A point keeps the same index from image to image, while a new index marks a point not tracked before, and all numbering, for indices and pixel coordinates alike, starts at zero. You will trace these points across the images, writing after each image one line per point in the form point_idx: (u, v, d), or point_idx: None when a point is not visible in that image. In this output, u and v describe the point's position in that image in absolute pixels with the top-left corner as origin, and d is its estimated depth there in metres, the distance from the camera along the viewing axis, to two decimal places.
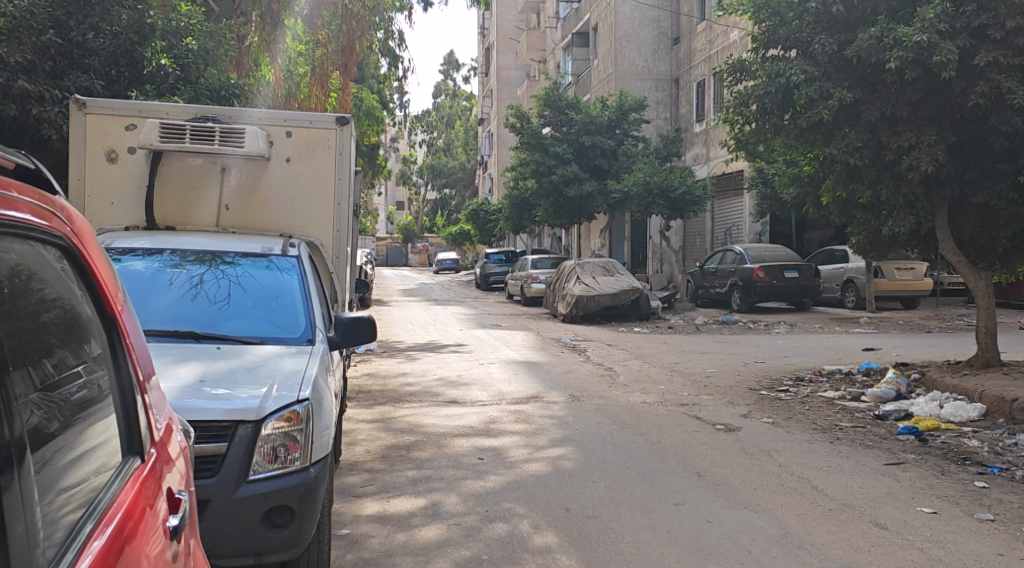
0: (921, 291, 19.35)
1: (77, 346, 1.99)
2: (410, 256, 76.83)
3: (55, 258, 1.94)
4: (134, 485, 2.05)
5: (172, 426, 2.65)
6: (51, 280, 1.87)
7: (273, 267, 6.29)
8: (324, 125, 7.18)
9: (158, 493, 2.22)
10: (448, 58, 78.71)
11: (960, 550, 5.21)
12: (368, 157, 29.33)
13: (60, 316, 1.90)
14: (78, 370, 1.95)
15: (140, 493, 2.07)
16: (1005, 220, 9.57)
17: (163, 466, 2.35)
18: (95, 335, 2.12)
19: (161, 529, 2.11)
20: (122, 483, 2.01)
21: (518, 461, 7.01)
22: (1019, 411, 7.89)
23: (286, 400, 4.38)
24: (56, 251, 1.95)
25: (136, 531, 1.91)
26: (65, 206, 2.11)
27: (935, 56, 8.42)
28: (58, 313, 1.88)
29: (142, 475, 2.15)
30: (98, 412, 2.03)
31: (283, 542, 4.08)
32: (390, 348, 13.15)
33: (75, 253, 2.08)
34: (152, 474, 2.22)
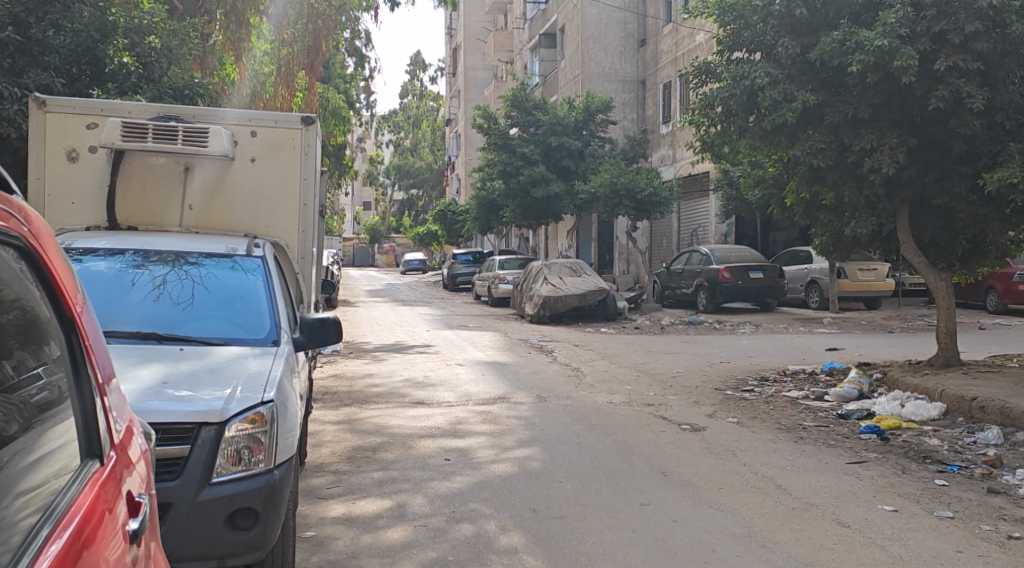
0: (883, 292, 19.63)
1: (36, 347, 1.96)
2: (378, 257, 76.58)
3: (12, 259, 1.89)
4: (93, 488, 2.00)
5: (132, 428, 2.62)
6: (9, 281, 1.84)
7: (237, 268, 6.25)
8: (289, 125, 7.11)
9: (118, 496, 2.17)
10: (414, 58, 78.47)
11: (920, 547, 5.28)
12: (334, 157, 29.20)
13: (18, 317, 1.87)
14: (37, 372, 1.92)
15: (100, 496, 2.01)
16: (965, 222, 9.76)
17: (123, 469, 2.31)
18: (55, 336, 2.09)
19: (121, 534, 2.07)
20: (80, 486, 1.96)
21: (485, 462, 7.02)
22: (978, 410, 8.03)
23: (250, 402, 4.35)
24: (14, 252, 1.91)
25: (95, 536, 1.85)
26: (23, 207, 2.06)
27: (896, 61, 8.49)
28: (16, 314, 1.85)
29: (102, 479, 2.10)
30: (56, 415, 1.98)
31: (247, 545, 4.04)
32: (355, 348, 13.10)
33: (34, 254, 2.04)
34: (112, 477, 2.18)
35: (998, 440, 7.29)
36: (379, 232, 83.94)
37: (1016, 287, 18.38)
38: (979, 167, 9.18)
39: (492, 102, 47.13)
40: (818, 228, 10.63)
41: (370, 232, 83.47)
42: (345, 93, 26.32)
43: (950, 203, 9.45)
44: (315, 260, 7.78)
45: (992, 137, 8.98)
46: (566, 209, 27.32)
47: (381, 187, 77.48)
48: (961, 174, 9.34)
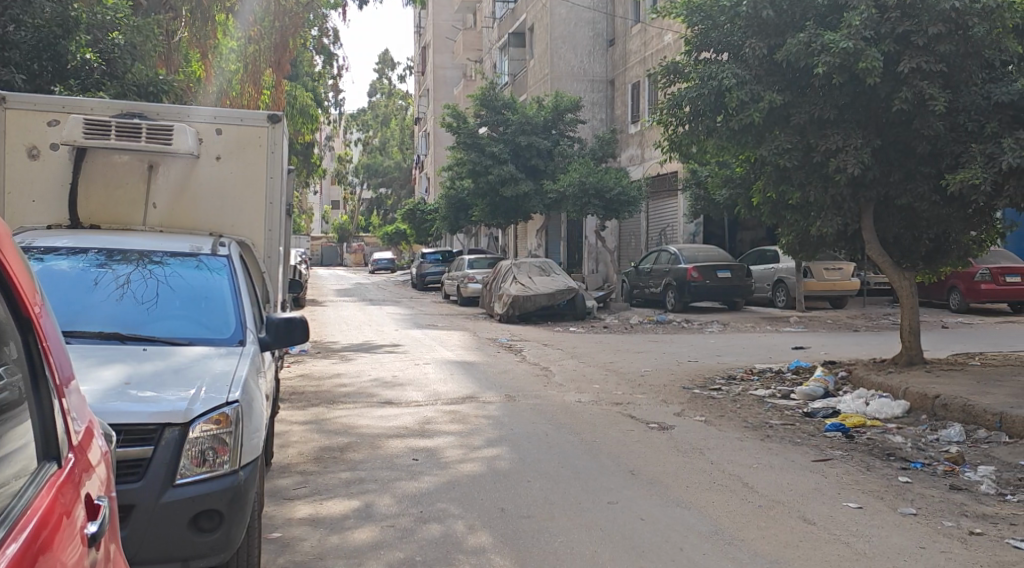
0: (849, 291, 19.88)
1: None
2: (347, 256, 76.30)
3: None
4: (50, 491, 1.96)
5: (92, 430, 2.58)
6: None
7: (202, 267, 6.18)
8: (255, 122, 7.05)
9: (76, 499, 2.13)
10: (383, 57, 78.26)
11: (884, 543, 5.34)
12: (302, 156, 29.06)
13: None
14: None
15: (57, 500, 1.98)
16: (929, 222, 9.88)
17: (82, 471, 2.27)
18: (14, 337, 2.03)
19: (80, 538, 2.04)
20: (37, 489, 1.91)
21: (453, 461, 6.99)
22: (941, 408, 8.14)
23: (214, 402, 4.29)
24: None
25: (51, 541, 1.82)
26: None
27: (861, 63, 8.56)
28: None
29: (60, 482, 2.06)
30: (17, 415, 1.94)
31: (211, 547, 4.00)
32: (323, 348, 13.00)
33: None
34: (70, 480, 2.14)
35: (960, 438, 7.40)
36: (348, 231, 83.57)
37: (978, 285, 18.63)
38: (942, 168, 9.26)
39: (460, 102, 47.06)
40: (785, 228, 10.70)
41: (338, 231, 83.10)
42: (314, 91, 26.18)
43: (914, 203, 9.54)
44: (282, 259, 7.71)
45: (955, 138, 9.07)
46: (534, 209, 27.32)
47: (350, 187, 76.99)
48: (924, 175, 9.43)
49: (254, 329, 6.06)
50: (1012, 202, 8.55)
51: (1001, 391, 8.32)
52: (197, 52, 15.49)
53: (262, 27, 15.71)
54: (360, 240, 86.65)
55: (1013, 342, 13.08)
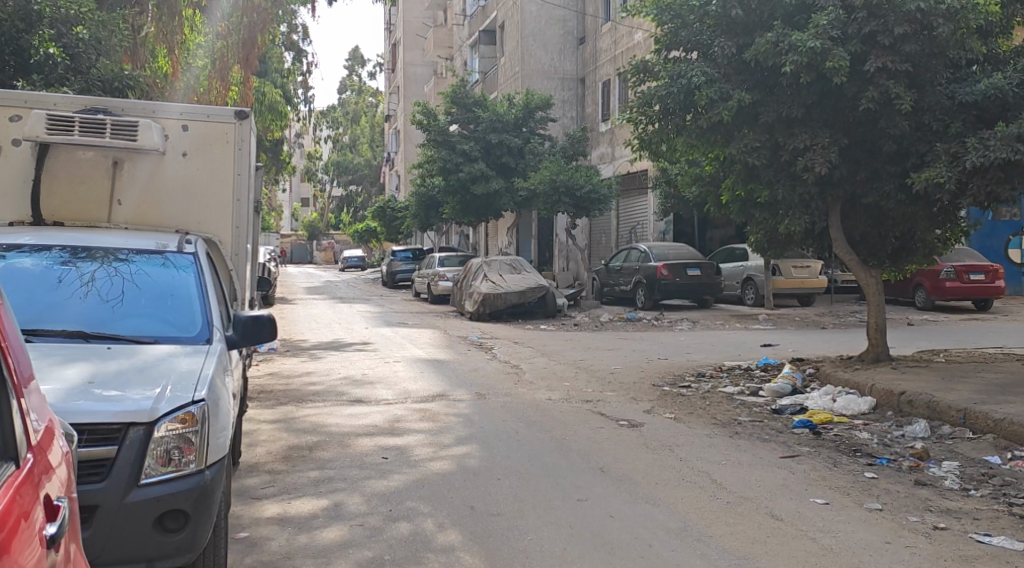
0: (816, 288, 20.15)
1: None
2: (317, 254, 75.99)
3: None
4: (8, 492, 1.90)
5: (52, 430, 2.52)
6: None
7: (169, 265, 6.12)
8: (222, 119, 7.04)
9: (35, 501, 2.07)
10: (353, 54, 78.10)
11: (850, 538, 5.38)
12: (271, 153, 28.90)
13: None
14: None
15: (15, 501, 1.91)
16: (896, 220, 10.01)
17: (41, 472, 2.21)
18: None
19: (38, 539, 1.98)
20: None
21: (423, 460, 6.97)
22: (907, 404, 8.24)
23: (180, 401, 4.22)
24: None
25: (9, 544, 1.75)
26: None
27: (828, 62, 8.63)
28: None
29: (17, 482, 1.99)
30: None
31: (177, 547, 3.97)
32: (292, 347, 12.90)
33: None
34: (28, 481, 2.07)
35: (925, 433, 7.50)
36: (319, 230, 83.14)
37: (943, 283, 18.90)
38: (907, 167, 9.36)
39: (431, 99, 46.93)
40: (754, 225, 10.77)
41: (308, 229, 82.61)
42: (283, 88, 25.91)
43: (881, 201, 9.64)
44: (249, 257, 7.65)
45: (920, 137, 9.17)
46: (505, 206, 27.33)
47: (320, 184, 76.50)
48: (890, 173, 9.52)
49: (220, 327, 6.00)
50: (976, 200, 8.63)
51: (966, 387, 8.43)
52: (164, 49, 15.12)
53: (230, 21, 15.56)
54: (330, 238, 86.17)
55: (976, 338, 13.30)
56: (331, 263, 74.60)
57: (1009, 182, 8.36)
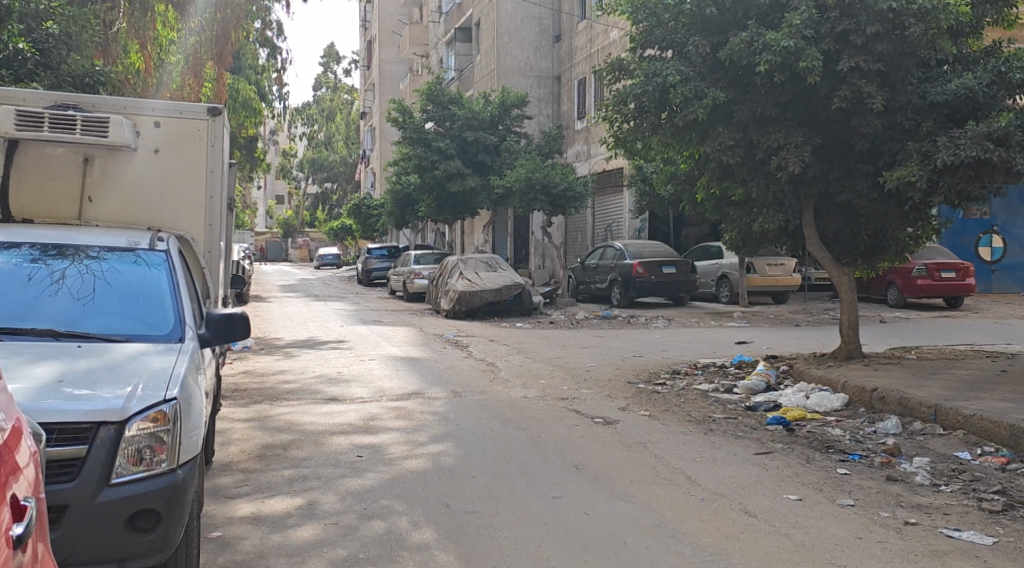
0: (790, 286, 20.32)
1: None
2: (292, 252, 75.56)
3: None
4: None
5: (21, 429, 2.39)
6: None
7: (141, 263, 6.07)
8: (194, 115, 6.95)
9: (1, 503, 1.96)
10: (328, 50, 77.85)
11: (822, 534, 5.42)
12: (245, 150, 28.75)
13: None
14: None
15: None
16: (868, 218, 10.10)
17: (8, 472, 2.09)
18: None
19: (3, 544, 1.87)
20: None
21: (398, 458, 6.95)
22: (879, 401, 8.33)
23: (151, 400, 4.13)
24: None
25: None
26: None
27: (801, 62, 8.69)
28: None
29: None
30: None
31: (149, 547, 3.89)
32: (266, 345, 12.82)
33: None
34: None
35: (897, 430, 7.57)
36: (293, 228, 82.70)
37: (915, 281, 19.11)
38: (880, 165, 9.43)
39: (406, 96, 46.79)
40: (728, 224, 10.85)
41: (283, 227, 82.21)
42: (257, 84, 25.70)
43: (853, 199, 9.72)
44: (223, 255, 7.59)
45: (892, 136, 9.27)
46: (481, 204, 27.32)
47: (295, 181, 76.08)
48: (863, 173, 9.60)
49: (194, 325, 5.96)
50: (947, 198, 8.73)
51: (936, 384, 8.53)
52: (136, 45, 14.87)
53: (204, 17, 15.43)
54: (306, 236, 85.77)
55: (945, 335, 13.46)
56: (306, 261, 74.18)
57: (978, 181, 8.48)
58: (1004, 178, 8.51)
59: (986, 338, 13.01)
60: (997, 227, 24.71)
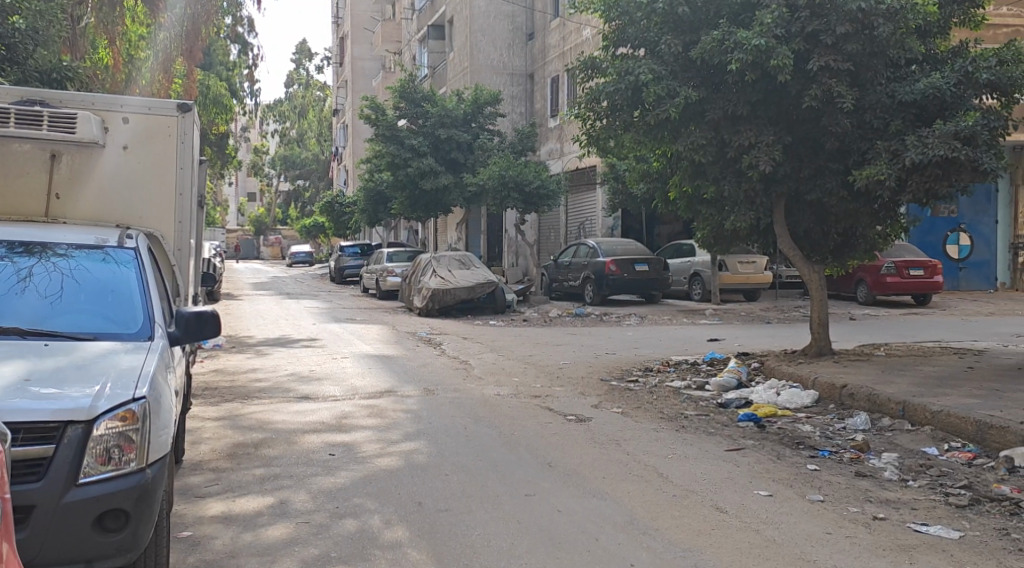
0: (761, 284, 20.49)
1: None
2: (264, 249, 75.09)
3: None
4: None
5: None
6: None
7: (109, 260, 6.01)
8: (164, 112, 6.92)
9: None
10: (300, 47, 77.59)
11: (793, 529, 5.46)
12: (216, 147, 28.55)
13: None
14: None
15: None
16: (838, 217, 10.19)
17: None
18: None
19: None
20: None
21: (370, 456, 6.94)
22: (849, 398, 8.42)
23: (119, 398, 3.93)
24: None
25: None
26: None
27: (772, 60, 8.75)
28: None
29: None
30: None
31: (118, 547, 3.72)
32: (238, 343, 12.73)
33: None
34: None
35: (866, 426, 7.66)
36: (266, 225, 82.25)
37: (885, 278, 19.30)
38: (850, 164, 9.52)
39: (380, 94, 46.66)
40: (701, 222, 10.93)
41: (255, 224, 81.69)
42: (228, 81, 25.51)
43: (824, 198, 9.80)
44: (193, 252, 7.54)
45: (861, 135, 9.37)
46: (455, 202, 27.30)
47: (268, 179, 75.59)
48: (833, 171, 9.68)
49: (163, 323, 5.90)
50: (915, 196, 8.84)
51: (905, 380, 8.64)
52: (105, 39, 14.58)
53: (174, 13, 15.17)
54: (278, 234, 85.31)
55: (913, 332, 13.62)
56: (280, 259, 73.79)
57: (945, 179, 8.60)
58: (971, 177, 8.66)
59: (951, 334, 13.21)
60: (964, 226, 25.09)
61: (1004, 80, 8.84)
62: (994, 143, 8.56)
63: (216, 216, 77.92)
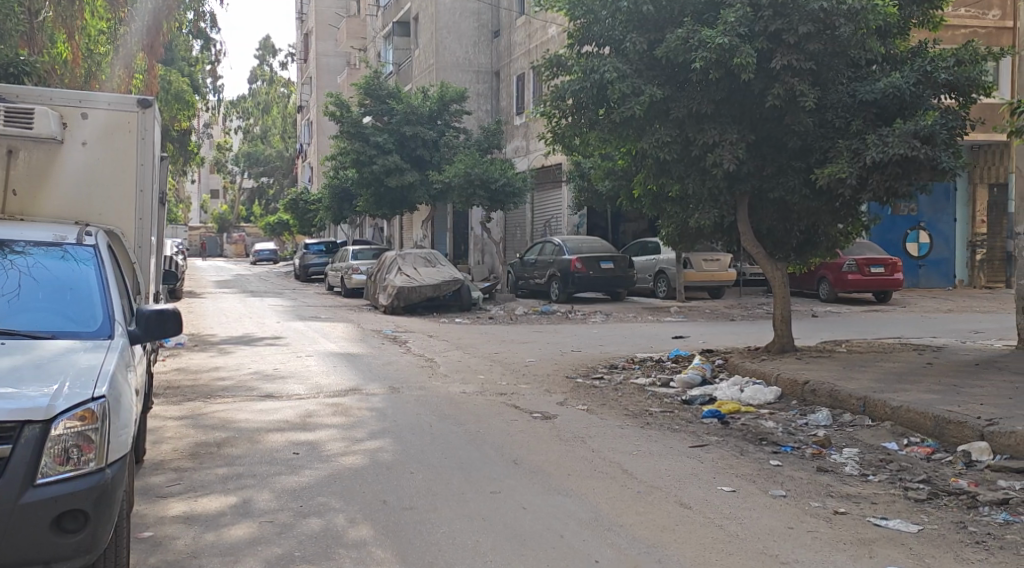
0: (726, 281, 20.66)
1: None
2: (227, 247, 74.36)
3: None
4: None
5: None
6: None
7: (68, 258, 5.93)
8: (124, 108, 6.87)
9: None
10: (263, 43, 77.06)
11: (755, 524, 5.52)
12: (177, 143, 28.20)
13: None
14: None
15: None
16: (800, 215, 10.30)
17: None
18: None
19: None
20: None
21: (335, 454, 6.91)
22: (811, 394, 8.52)
23: (79, 398, 3.82)
24: None
25: None
26: None
27: (736, 58, 8.82)
28: None
29: None
30: None
31: (76, 549, 3.63)
32: (199, 342, 12.58)
33: None
34: None
35: (827, 422, 7.76)
36: (228, 222, 81.31)
37: (846, 275, 19.53)
38: (812, 162, 9.65)
39: (345, 90, 46.40)
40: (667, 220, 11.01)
41: (218, 222, 80.75)
42: (191, 77, 25.22)
43: (786, 196, 9.91)
44: (154, 250, 7.47)
45: (823, 134, 9.50)
46: (420, 199, 27.19)
47: (231, 176, 74.72)
48: (795, 169, 9.80)
49: (123, 322, 5.82)
50: (875, 194, 9.02)
51: (866, 376, 8.76)
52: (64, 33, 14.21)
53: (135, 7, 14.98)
54: (242, 231, 84.42)
55: (873, 329, 13.80)
56: (244, 256, 73.06)
57: (905, 177, 8.75)
58: (930, 175, 8.84)
59: (912, 331, 13.42)
60: (924, 224, 25.46)
61: (963, 79, 9.03)
62: (952, 142, 8.73)
63: (178, 213, 77.29)
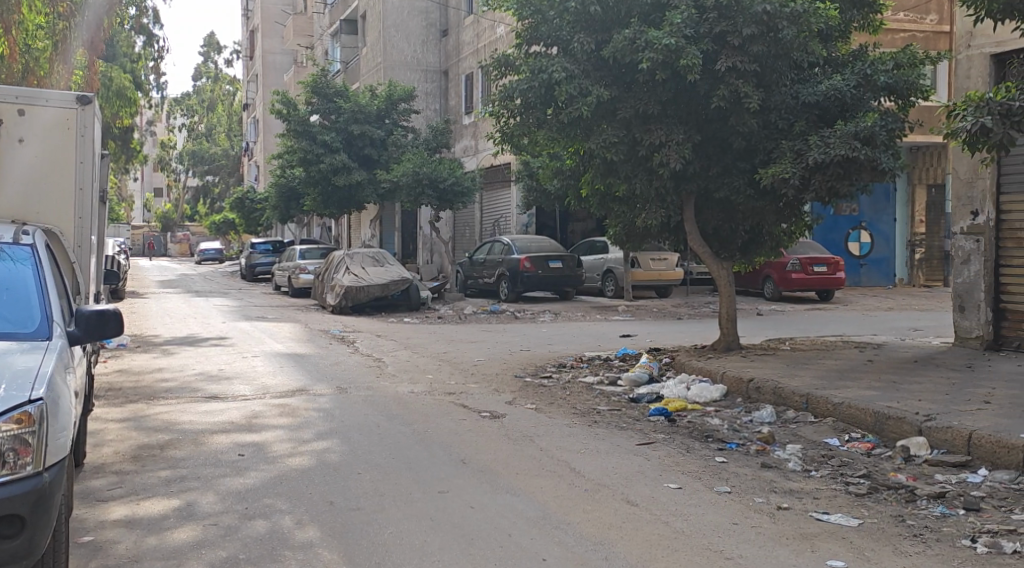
0: (672, 280, 20.88)
1: None
2: (171, 246, 73.03)
3: None
4: None
5: None
6: None
7: (4, 258, 5.79)
8: (62, 104, 6.75)
9: None
10: (210, 40, 76.02)
11: (700, 520, 5.59)
12: (118, 140, 27.63)
13: None
14: None
15: None
16: (745, 215, 10.46)
17: None
18: None
19: None
20: None
21: (281, 456, 6.86)
22: (755, 391, 8.65)
23: (14, 400, 3.73)
24: None
25: None
26: None
27: (681, 59, 8.91)
28: None
29: None
30: None
31: (12, 555, 3.53)
32: (141, 343, 12.37)
33: None
34: None
35: (771, 419, 7.87)
36: (173, 220, 79.89)
37: (789, 275, 19.82)
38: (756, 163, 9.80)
39: (292, 88, 45.96)
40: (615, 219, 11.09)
41: (163, 221, 79.26)
42: (133, 73, 24.74)
43: (731, 196, 10.05)
44: (93, 249, 7.34)
45: (767, 135, 9.65)
46: (368, 198, 27.00)
47: (176, 173, 73.46)
48: (740, 170, 9.96)
49: (63, 323, 5.70)
50: (817, 194, 9.17)
51: (808, 373, 8.92)
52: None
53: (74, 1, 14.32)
54: (187, 230, 83.08)
55: (813, 326, 14.08)
56: (189, 255, 71.99)
57: (846, 178, 8.92)
58: (869, 175, 9.02)
59: (852, 328, 13.73)
60: (864, 224, 25.96)
61: (900, 82, 9.25)
62: (891, 143, 8.94)
63: (121, 211, 75.71)
